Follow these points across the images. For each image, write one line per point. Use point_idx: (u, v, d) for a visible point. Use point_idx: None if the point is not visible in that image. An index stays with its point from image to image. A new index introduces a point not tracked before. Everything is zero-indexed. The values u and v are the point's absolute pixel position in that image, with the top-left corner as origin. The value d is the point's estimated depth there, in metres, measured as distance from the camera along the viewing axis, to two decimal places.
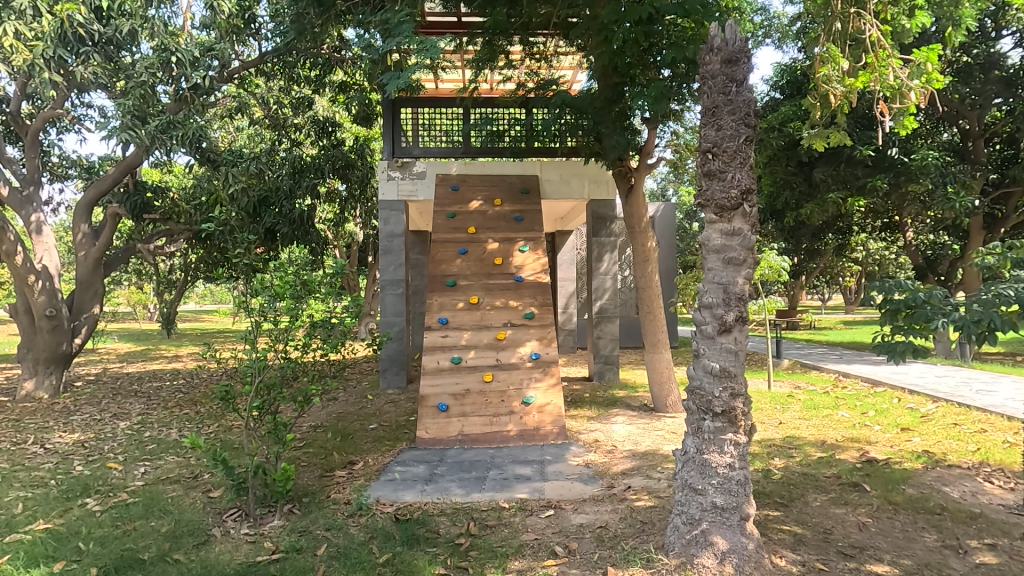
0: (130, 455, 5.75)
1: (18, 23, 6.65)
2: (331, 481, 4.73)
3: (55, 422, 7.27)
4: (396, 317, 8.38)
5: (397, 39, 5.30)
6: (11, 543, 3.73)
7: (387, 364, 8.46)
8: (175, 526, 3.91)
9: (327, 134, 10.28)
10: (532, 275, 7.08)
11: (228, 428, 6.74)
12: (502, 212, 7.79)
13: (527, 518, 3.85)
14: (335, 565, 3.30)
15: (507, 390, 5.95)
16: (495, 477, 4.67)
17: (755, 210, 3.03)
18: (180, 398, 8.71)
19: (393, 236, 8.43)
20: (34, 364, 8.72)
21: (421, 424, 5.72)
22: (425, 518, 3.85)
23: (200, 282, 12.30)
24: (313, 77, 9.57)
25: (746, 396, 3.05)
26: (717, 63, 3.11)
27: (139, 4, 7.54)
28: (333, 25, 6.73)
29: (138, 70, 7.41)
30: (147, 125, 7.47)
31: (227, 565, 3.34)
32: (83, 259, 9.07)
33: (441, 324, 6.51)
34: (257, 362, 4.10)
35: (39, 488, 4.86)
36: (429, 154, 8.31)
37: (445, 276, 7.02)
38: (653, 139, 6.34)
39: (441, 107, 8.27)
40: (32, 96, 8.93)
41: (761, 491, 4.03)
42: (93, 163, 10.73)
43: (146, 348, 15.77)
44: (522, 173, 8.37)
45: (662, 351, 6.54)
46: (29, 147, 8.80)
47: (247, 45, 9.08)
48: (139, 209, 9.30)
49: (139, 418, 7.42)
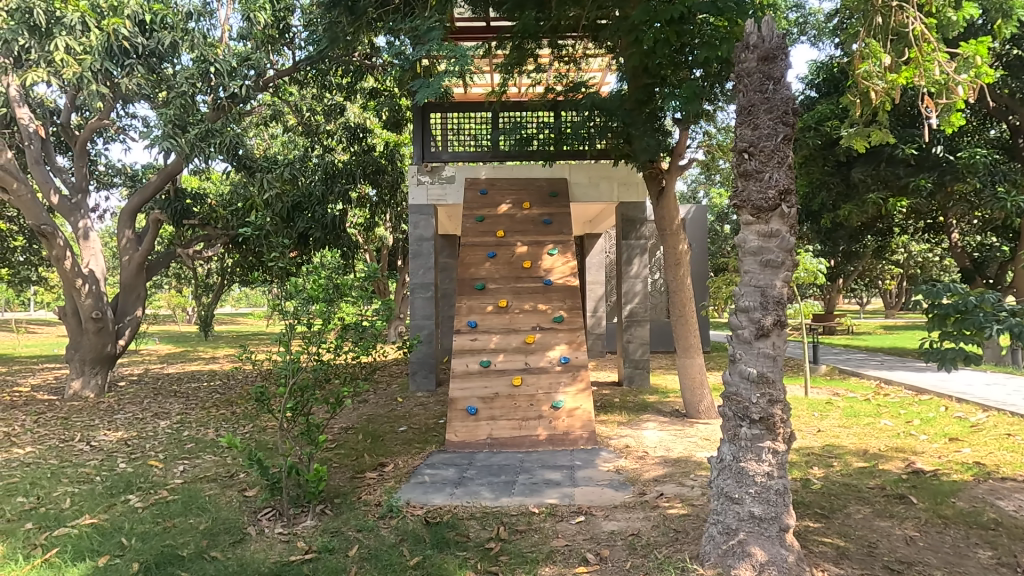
0: (170, 454, 5.92)
1: (69, 39, 6.93)
2: (361, 483, 4.77)
3: (100, 421, 7.55)
4: (425, 320, 8.40)
5: (429, 47, 5.40)
6: (60, 537, 3.87)
7: (416, 367, 8.52)
8: (212, 524, 4.00)
9: (359, 140, 10.42)
10: (561, 279, 7.05)
11: (263, 428, 6.90)
12: (531, 215, 7.79)
13: (557, 523, 3.81)
14: (366, 567, 3.33)
15: (536, 394, 5.92)
16: (524, 481, 4.64)
17: (794, 211, 2.94)
18: (217, 398, 8.99)
19: (423, 240, 8.47)
20: (81, 364, 9.08)
21: (450, 426, 5.73)
22: (454, 522, 3.85)
23: (234, 285, 12.62)
24: (344, 84, 9.83)
25: (785, 403, 2.95)
26: (753, 61, 3.03)
27: (181, 17, 7.83)
28: (365, 32, 6.86)
29: (180, 81, 7.73)
30: (187, 133, 7.68)
31: (263, 564, 3.39)
32: (127, 264, 9.39)
33: (470, 328, 6.52)
34: (291, 364, 4.19)
35: (86, 484, 5.05)
36: (458, 159, 8.32)
37: (474, 279, 7.04)
38: (685, 139, 6.23)
39: (470, 112, 8.30)
40: (81, 108, 9.38)
41: (800, 501, 3.89)
42: (137, 172, 11.17)
43: (183, 351, 16.26)
44: (551, 177, 8.35)
45: (694, 356, 6.40)
46: (76, 156, 9.21)
47: (282, 54, 9.27)
48: (179, 215, 9.61)
49: (178, 418, 7.65)
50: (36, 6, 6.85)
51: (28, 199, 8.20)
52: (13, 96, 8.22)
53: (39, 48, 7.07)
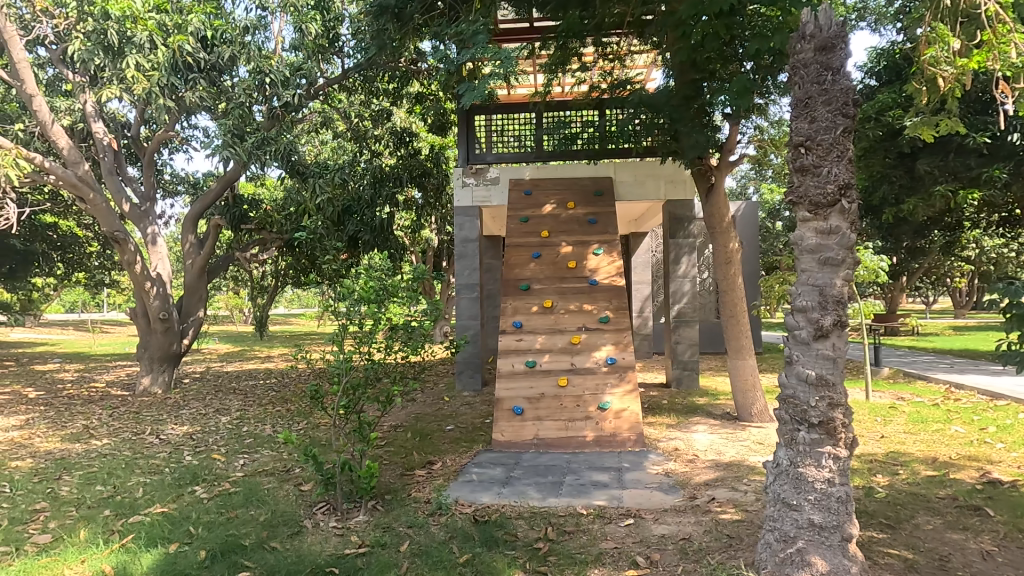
0: (231, 448, 6.22)
1: (139, 57, 7.40)
2: (411, 480, 4.88)
3: (167, 415, 8.01)
4: (471, 320, 8.48)
5: (475, 51, 5.47)
6: (135, 523, 4.13)
7: (463, 367, 8.62)
8: (271, 516, 4.18)
9: (405, 144, 10.57)
10: (607, 279, 6.99)
11: (317, 425, 7.14)
12: (576, 215, 7.75)
13: (605, 525, 3.78)
14: (417, 563, 3.40)
15: (582, 395, 5.89)
16: (572, 482, 4.62)
17: (855, 206, 2.81)
18: (273, 396, 9.37)
19: (468, 241, 8.54)
20: (150, 361, 9.65)
21: (496, 426, 5.77)
22: (503, 520, 3.89)
23: (288, 287, 13.12)
24: (391, 89, 10.06)
25: (847, 407, 2.83)
26: (810, 52, 2.90)
27: (238, 32, 8.19)
28: (411, 38, 6.99)
29: (238, 91, 8.12)
30: (245, 142, 8.12)
31: (319, 556, 3.51)
32: (190, 267, 9.90)
33: (516, 328, 6.55)
34: (344, 363, 4.29)
35: (156, 474, 5.38)
36: (502, 160, 8.37)
37: (519, 280, 7.06)
38: (736, 135, 6.06)
39: (514, 113, 8.35)
40: (149, 121, 9.98)
41: (863, 510, 3.72)
42: (198, 180, 11.78)
43: (241, 350, 17.02)
44: (596, 176, 8.28)
45: (746, 357, 6.21)
46: (145, 166, 9.79)
47: (332, 63, 9.59)
48: (237, 220, 9.96)
49: (238, 414, 8.02)
50: (111, 27, 7.33)
51: (104, 207, 8.70)
52: (90, 111, 8.79)
53: (112, 67, 7.55)
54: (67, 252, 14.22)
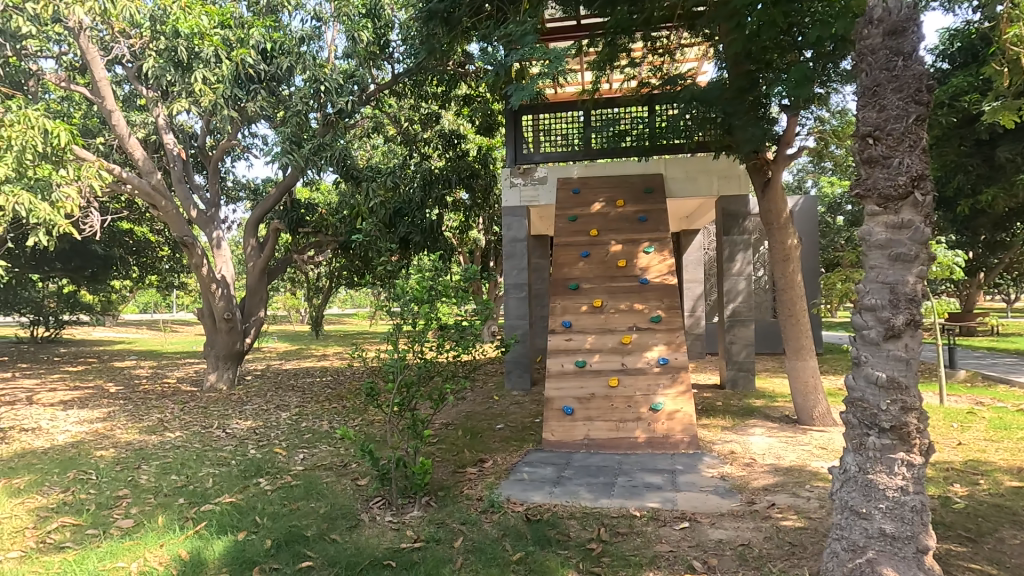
0: (292, 442, 6.48)
1: (206, 72, 7.86)
2: (463, 477, 4.95)
3: (233, 411, 8.43)
4: (519, 320, 8.49)
5: (524, 52, 5.47)
6: (206, 511, 4.38)
7: (512, 366, 8.66)
8: (330, 509, 4.34)
9: (453, 146, 10.59)
10: (658, 278, 6.86)
11: (371, 421, 7.35)
12: (625, 213, 7.65)
13: (660, 528, 3.71)
14: (471, 559, 3.44)
15: (634, 396, 5.81)
16: (624, 484, 4.56)
17: (929, 199, 2.66)
18: (329, 393, 9.70)
19: (516, 241, 8.54)
20: (216, 359, 10.19)
21: (546, 426, 5.77)
22: (555, 520, 3.88)
23: (342, 288, 13.57)
24: (440, 93, 10.22)
25: (921, 411, 2.67)
26: (878, 36, 2.75)
27: (295, 43, 8.54)
28: (459, 41, 7.08)
29: (296, 100, 8.44)
30: (302, 148, 8.47)
31: (377, 549, 3.61)
32: (252, 269, 10.39)
33: (565, 328, 6.53)
34: (398, 361, 4.41)
35: (224, 466, 5.68)
36: (550, 159, 8.36)
37: (568, 279, 7.03)
38: (794, 127, 5.82)
39: (561, 112, 8.35)
40: (213, 131, 10.53)
41: (939, 521, 3.50)
42: (258, 186, 12.35)
43: (298, 348, 17.72)
44: (646, 173, 8.14)
45: (806, 358, 5.96)
46: (210, 174, 10.32)
47: (382, 69, 9.83)
48: (296, 224, 10.42)
49: (297, 410, 8.35)
50: (180, 44, 7.80)
51: (175, 214, 9.24)
52: (161, 124, 9.32)
53: (182, 81, 8.05)
54: (141, 256, 15.27)
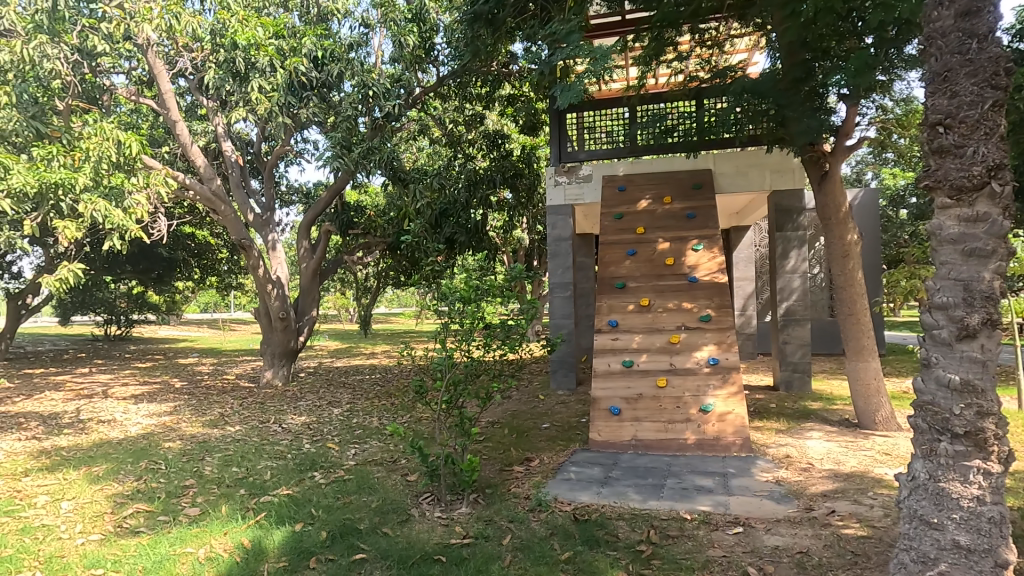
0: (344, 438, 6.69)
1: (262, 80, 8.09)
2: (511, 475, 4.97)
3: (288, 406, 8.77)
4: (565, 319, 8.43)
5: (570, 51, 5.45)
6: (266, 502, 4.58)
7: (557, 365, 8.63)
8: (382, 503, 4.45)
9: (497, 146, 10.74)
10: (708, 276, 6.69)
11: (419, 418, 7.49)
12: (672, 210, 7.50)
13: (712, 532, 3.63)
14: (520, 557, 3.46)
15: (683, 397, 5.69)
16: (674, 486, 4.48)
17: (1006, 190, 2.49)
18: (378, 390, 9.95)
19: (561, 240, 8.49)
20: (272, 357, 10.63)
21: (593, 426, 5.71)
22: (603, 520, 3.86)
23: (389, 287, 13.88)
24: (483, 94, 10.31)
25: (999, 417, 2.50)
26: (949, 18, 2.59)
27: (344, 49, 8.79)
28: (504, 41, 7.12)
29: (345, 106, 8.70)
30: (352, 152, 8.73)
31: (427, 544, 3.68)
32: (305, 269, 10.76)
33: (611, 327, 6.46)
34: (446, 359, 4.46)
35: (281, 459, 5.92)
36: (594, 157, 8.30)
37: (614, 278, 6.96)
38: (854, 117, 5.56)
39: (605, 108, 8.24)
40: (268, 138, 10.98)
41: (1018, 535, 3.28)
42: (310, 190, 12.79)
43: (348, 347, 18.25)
44: (694, 168, 7.95)
45: (868, 359, 5.69)
46: (266, 179, 10.76)
47: (427, 72, 10.00)
48: (346, 226, 10.80)
49: (348, 406, 8.61)
50: (238, 55, 8.03)
51: (233, 218, 9.68)
52: (221, 133, 9.81)
53: (240, 91, 8.30)
54: (202, 258, 16.09)
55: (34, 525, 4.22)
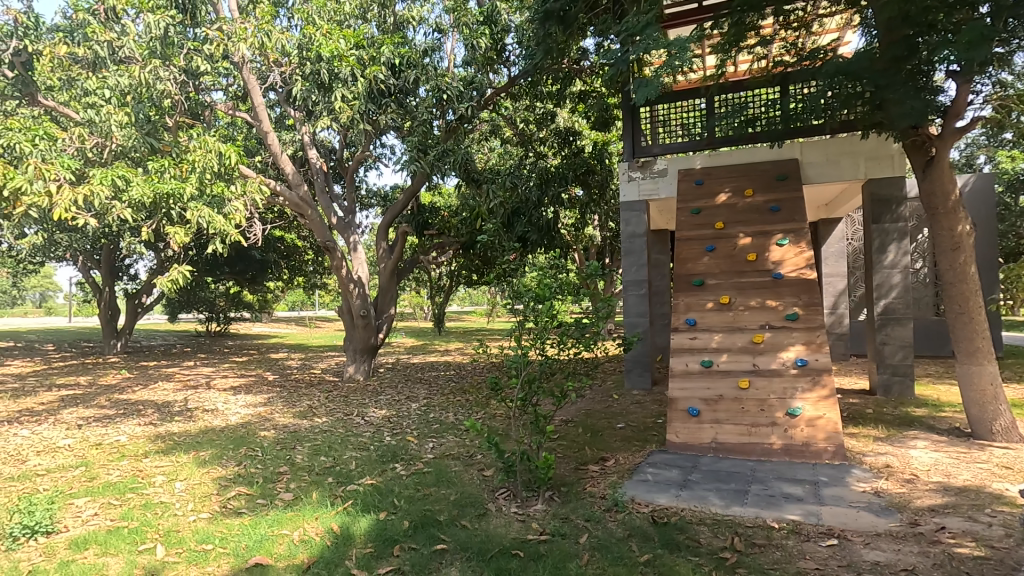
0: (422, 432, 6.91)
1: (345, 90, 8.53)
2: (586, 474, 4.94)
3: (370, 400, 9.19)
4: (639, 318, 8.19)
5: (647, 44, 5.32)
6: (352, 490, 4.83)
7: (632, 365, 8.46)
8: (460, 496, 4.56)
9: (569, 144, 10.70)
10: (794, 272, 6.32)
11: (493, 415, 7.61)
12: (755, 203, 7.16)
13: (803, 543, 3.43)
14: (597, 556, 3.43)
15: (767, 399, 5.42)
16: (759, 493, 4.27)
17: None
18: (453, 386, 10.20)
19: (635, 237, 8.25)
20: (354, 353, 11.17)
21: (670, 427, 5.55)
22: (683, 525, 3.75)
23: (463, 286, 14.19)
24: (554, 91, 10.29)
25: None
26: None
27: (418, 55, 9.08)
28: (575, 37, 7.05)
29: (421, 111, 9.00)
30: (428, 155, 9.00)
31: (504, 538, 3.74)
32: (384, 269, 11.20)
33: (689, 326, 6.27)
34: (522, 357, 4.50)
35: (365, 450, 6.22)
36: (669, 151, 8.06)
37: (692, 275, 6.74)
38: (966, 95, 5.03)
39: (680, 101, 7.98)
40: (349, 144, 11.52)
41: None
42: (388, 193, 13.31)
43: (424, 344, 18.82)
44: (778, 159, 7.54)
45: (983, 362, 5.16)
46: (347, 184, 11.30)
47: (499, 73, 10.11)
48: (422, 227, 11.15)
49: (425, 401, 8.89)
50: (323, 67, 8.48)
51: (319, 222, 10.27)
52: (307, 141, 10.42)
53: (324, 101, 8.77)
54: (291, 259, 17.17)
55: (155, 501, 4.69)
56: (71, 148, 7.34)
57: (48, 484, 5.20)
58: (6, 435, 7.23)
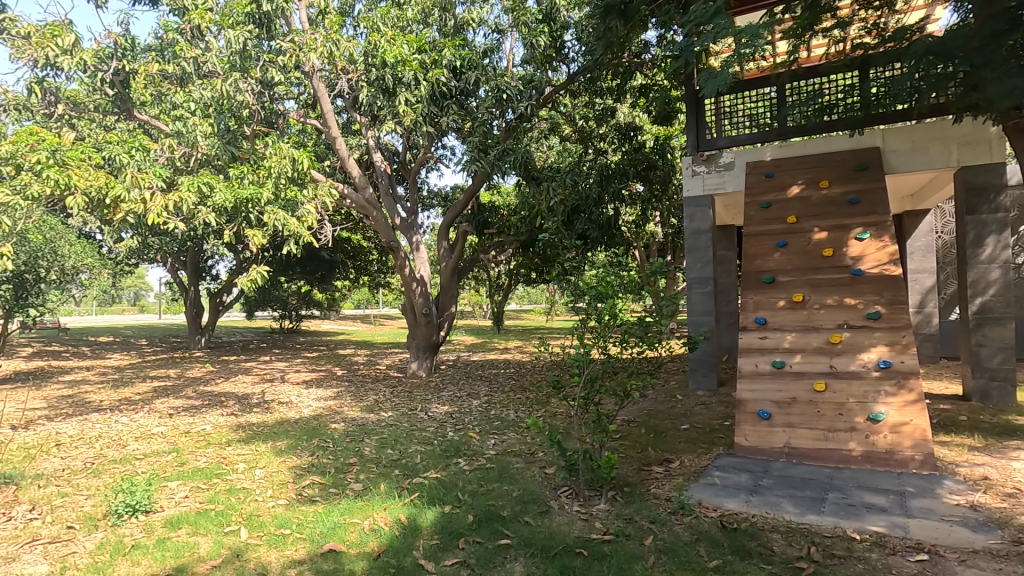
0: (484, 428, 7.00)
1: (409, 94, 8.75)
2: (650, 475, 4.84)
3: (433, 396, 9.41)
4: (705, 316, 7.93)
5: (714, 33, 5.12)
6: (418, 483, 4.97)
7: (697, 365, 8.22)
8: (522, 493, 4.59)
9: (630, 139, 10.52)
10: (876, 268, 5.93)
11: (554, 413, 7.59)
12: (831, 195, 6.77)
13: (888, 556, 3.22)
14: (664, 559, 3.36)
15: (846, 403, 5.11)
16: (837, 501, 4.04)
17: None
18: (514, 384, 10.28)
19: (700, 233, 7.96)
20: (417, 349, 11.46)
21: (739, 429, 5.33)
22: (755, 531, 3.60)
23: (522, 284, 14.25)
24: (615, 86, 10.13)
25: None
26: None
27: (478, 56, 9.22)
28: (637, 29, 6.89)
29: (482, 112, 9.12)
30: (488, 155, 9.10)
31: (568, 536, 3.74)
32: (445, 268, 11.40)
33: (759, 325, 6.03)
34: (584, 356, 4.46)
35: (429, 445, 6.37)
36: (737, 143, 7.74)
37: (762, 272, 6.47)
38: None
39: (747, 91, 7.66)
40: (412, 147, 11.82)
41: None
42: (448, 193, 13.57)
43: (483, 342, 19.06)
44: (857, 147, 7.09)
45: None
46: (410, 186, 11.60)
47: (558, 71, 10.08)
48: (483, 225, 11.22)
49: (486, 398, 9.00)
50: (387, 73, 8.75)
51: (383, 222, 10.62)
52: (372, 145, 10.79)
53: (389, 105, 9.05)
54: (357, 259, 17.84)
55: (238, 487, 5.02)
56: (162, 158, 7.95)
57: (145, 467, 5.67)
58: (109, 421, 7.94)
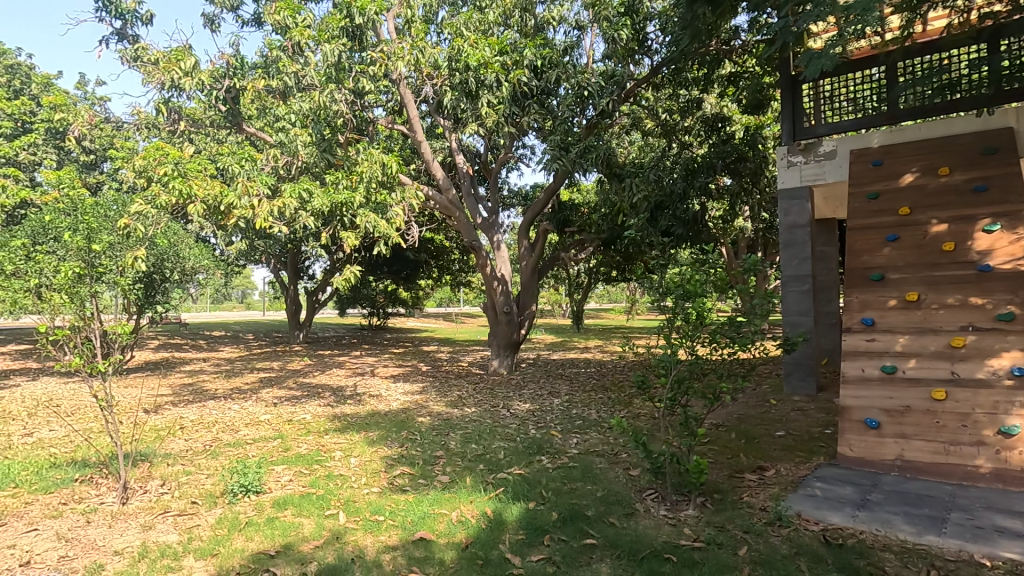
0: (566, 427, 6.98)
1: (491, 96, 8.91)
2: (742, 483, 4.61)
3: (514, 393, 9.53)
4: (802, 317, 7.40)
5: (816, 12, 4.73)
6: (502, 479, 5.05)
7: (792, 368, 7.73)
8: (606, 493, 4.54)
9: (717, 131, 10.07)
10: (1009, 263, 5.29)
11: (637, 414, 7.43)
12: (951, 183, 6.14)
13: None
14: (760, 571, 3.20)
15: (971, 413, 4.60)
16: (962, 522, 3.64)
17: None
18: (595, 383, 10.17)
19: (796, 227, 7.45)
20: (498, 347, 11.63)
21: (842, 439, 4.94)
22: (863, 549, 3.34)
23: (602, 282, 14.06)
24: (701, 76, 9.73)
25: None
26: None
27: (558, 54, 9.21)
28: (726, 14, 6.55)
29: (562, 110, 9.10)
30: (569, 153, 9.06)
31: (655, 540, 3.65)
32: (525, 267, 11.49)
33: (866, 326, 5.60)
34: (671, 356, 4.32)
35: (511, 441, 6.46)
36: (839, 130, 7.09)
37: (869, 269, 6.00)
38: None
39: (850, 73, 7.05)
40: (493, 148, 12.02)
41: None
42: (529, 192, 13.65)
43: (563, 340, 19.01)
44: (984, 129, 6.35)
45: None
46: (491, 186, 11.80)
47: (640, 64, 9.85)
48: (562, 224, 11.40)
49: (567, 397, 8.98)
50: (469, 76, 8.95)
51: (466, 223, 10.88)
52: (455, 147, 11.08)
53: (471, 108, 9.26)
54: (440, 259, 18.40)
55: (335, 473, 5.35)
56: (268, 167, 8.63)
57: (255, 451, 6.19)
58: (224, 408, 8.74)
